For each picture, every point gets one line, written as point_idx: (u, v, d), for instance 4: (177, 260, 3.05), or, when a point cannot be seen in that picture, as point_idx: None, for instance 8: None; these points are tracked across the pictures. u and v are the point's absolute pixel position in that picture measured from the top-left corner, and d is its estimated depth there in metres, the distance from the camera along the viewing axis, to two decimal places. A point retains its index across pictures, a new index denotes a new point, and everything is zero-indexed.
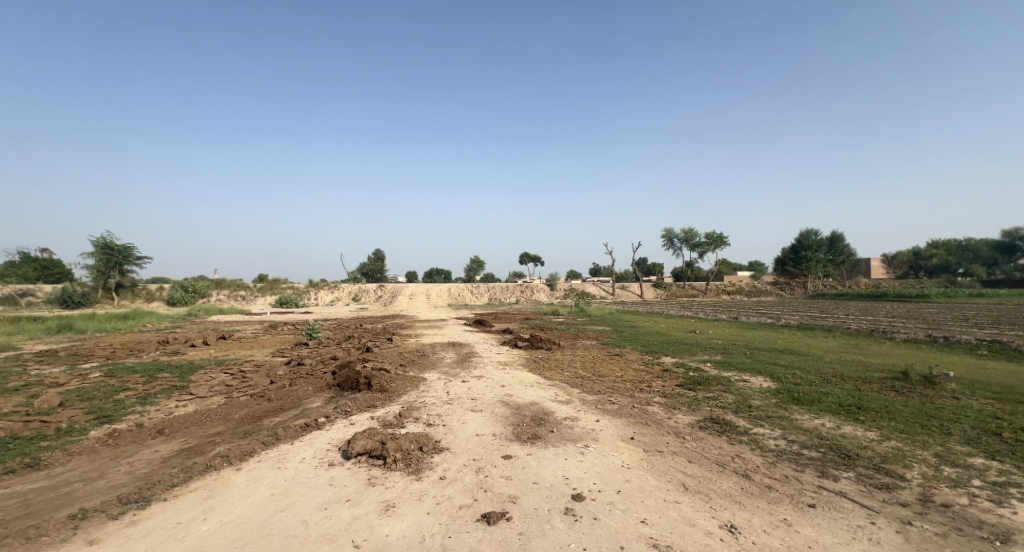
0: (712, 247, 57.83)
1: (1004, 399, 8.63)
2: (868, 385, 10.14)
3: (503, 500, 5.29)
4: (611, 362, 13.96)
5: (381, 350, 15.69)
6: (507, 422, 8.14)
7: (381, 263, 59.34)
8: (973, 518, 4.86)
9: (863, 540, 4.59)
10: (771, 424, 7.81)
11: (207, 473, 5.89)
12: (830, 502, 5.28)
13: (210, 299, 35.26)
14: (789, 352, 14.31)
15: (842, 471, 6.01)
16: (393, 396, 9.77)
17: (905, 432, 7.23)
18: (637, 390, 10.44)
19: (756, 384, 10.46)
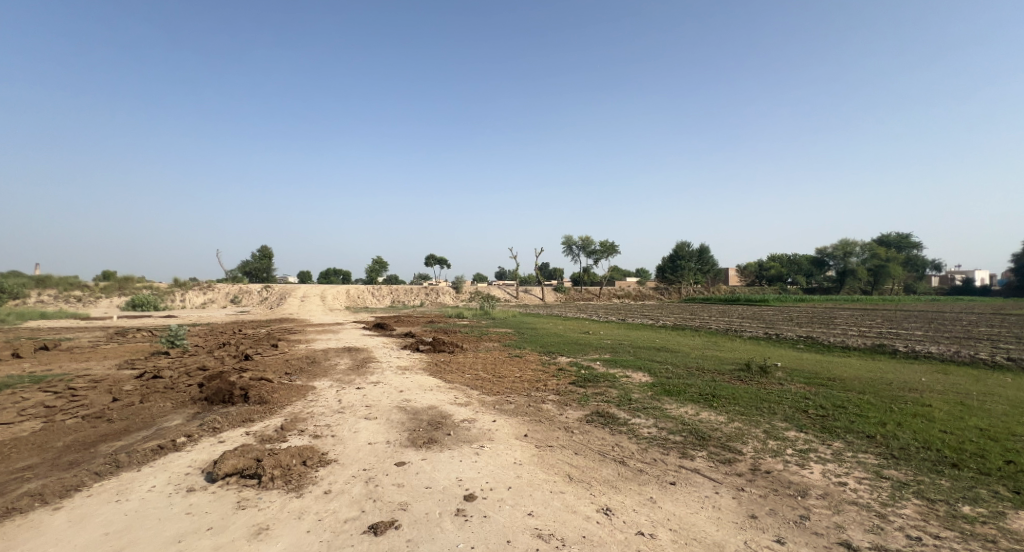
0: (606, 255, 62.45)
1: (812, 383, 10.77)
2: (721, 375, 11.89)
3: (393, 508, 5.27)
4: (510, 363, 14.44)
5: (263, 358, 14.36)
6: (403, 428, 8.04)
7: (266, 262, 54.14)
8: (785, 480, 6.02)
9: (708, 507, 5.43)
10: (645, 415, 8.78)
11: (7, 518, 4.94)
12: (687, 478, 6.14)
13: (28, 301, 29.04)
14: (664, 349, 16.12)
15: (698, 451, 7.01)
16: (274, 407, 9.06)
17: (744, 414, 8.66)
18: (533, 389, 10.96)
19: (636, 379, 11.63)
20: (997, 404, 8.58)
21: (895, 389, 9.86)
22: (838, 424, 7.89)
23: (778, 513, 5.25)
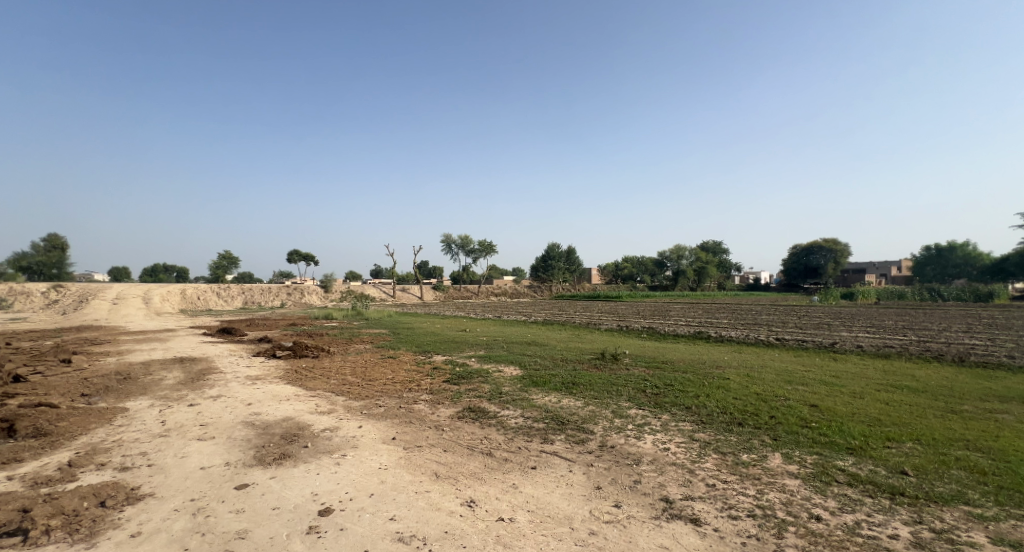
0: (483, 253, 63.28)
1: (650, 366, 12.51)
2: (580, 364, 13.02)
3: (228, 539, 4.57)
4: (382, 365, 13.74)
5: (50, 377, 11.33)
6: (248, 446, 7.06)
7: (58, 255, 42.93)
8: (625, 451, 6.82)
9: (563, 485, 5.84)
10: (513, 406, 9.13)
11: None
12: (546, 461, 6.54)
13: None
14: (534, 343, 17.03)
15: (557, 435, 7.54)
16: (61, 440, 7.17)
17: (597, 397, 9.61)
18: (404, 390, 10.58)
19: (507, 373, 12.04)
20: (770, 373, 11.00)
21: (708, 367, 11.99)
22: (667, 399, 9.24)
23: (619, 481, 5.90)
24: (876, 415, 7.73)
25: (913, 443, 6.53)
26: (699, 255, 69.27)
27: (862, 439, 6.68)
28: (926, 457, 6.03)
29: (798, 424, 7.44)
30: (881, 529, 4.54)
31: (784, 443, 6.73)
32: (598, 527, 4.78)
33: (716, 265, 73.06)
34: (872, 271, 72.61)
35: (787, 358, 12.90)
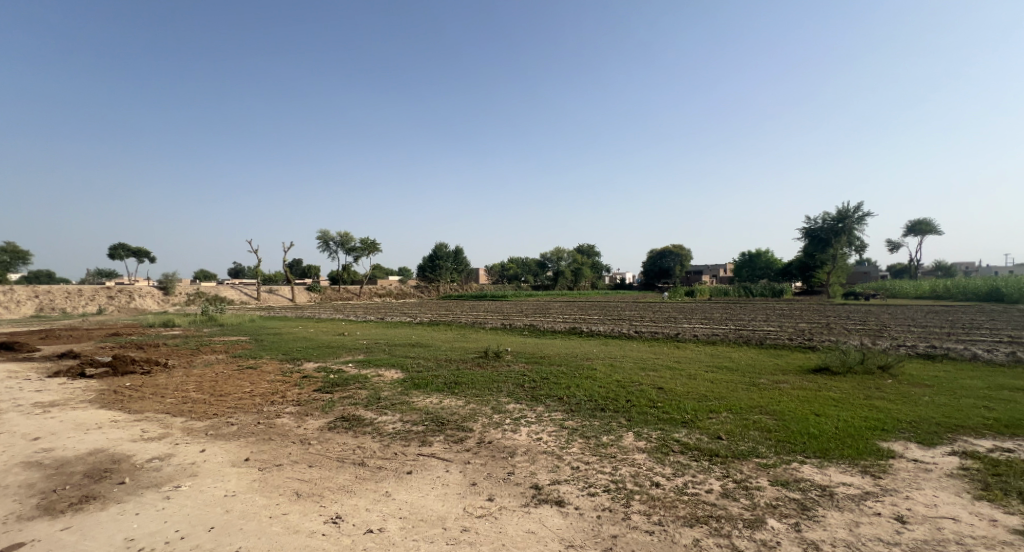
0: (366, 252, 59.07)
1: (530, 360, 12.74)
2: (464, 363, 12.63)
3: None
4: (237, 377, 11.89)
5: None
6: (32, 492, 5.46)
7: None
8: (501, 445, 6.59)
9: (439, 486, 5.40)
10: (392, 410, 8.32)
11: None
12: (422, 464, 6.01)
13: None
14: (419, 345, 16.31)
15: (437, 437, 7.00)
16: None
17: (478, 395, 9.25)
18: (265, 404, 9.18)
19: (388, 377, 11.18)
20: (628, 361, 12.32)
21: (579, 359, 12.81)
22: (540, 391, 9.46)
23: (493, 474, 5.69)
24: (704, 391, 8.93)
25: (726, 412, 7.61)
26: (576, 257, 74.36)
27: (692, 412, 7.58)
28: (735, 423, 7.03)
29: (648, 404, 8.17)
30: (701, 485, 5.11)
31: (636, 423, 7.24)
32: (470, 524, 4.53)
33: (589, 266, 79.44)
34: (707, 272, 86.44)
35: (643, 348, 14.50)
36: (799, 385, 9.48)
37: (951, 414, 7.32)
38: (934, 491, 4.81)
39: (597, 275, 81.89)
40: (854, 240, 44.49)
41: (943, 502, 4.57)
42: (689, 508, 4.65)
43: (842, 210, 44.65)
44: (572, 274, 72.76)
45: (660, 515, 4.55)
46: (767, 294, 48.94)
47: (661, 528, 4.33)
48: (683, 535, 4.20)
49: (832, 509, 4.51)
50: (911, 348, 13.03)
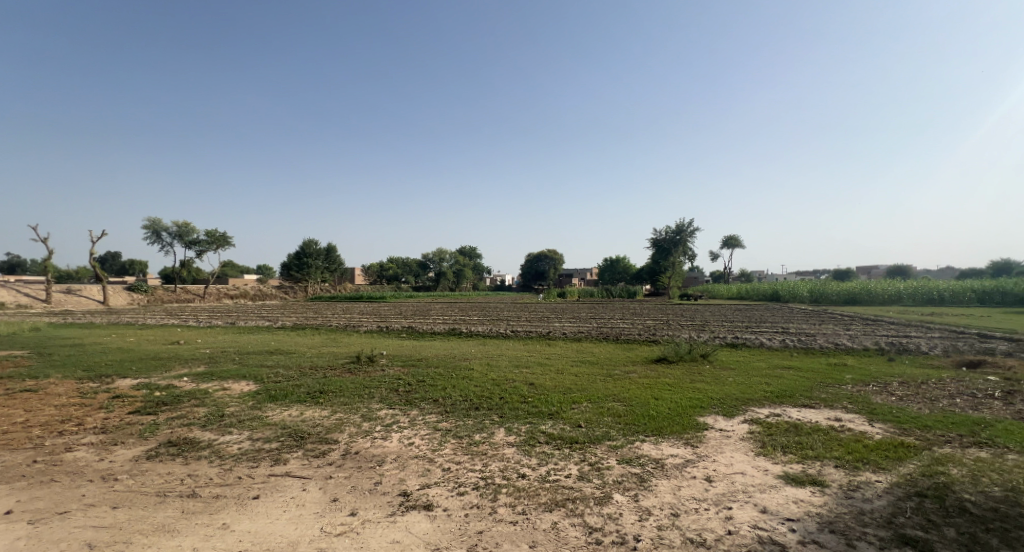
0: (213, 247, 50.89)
1: (405, 364, 12.10)
2: (332, 370, 11.55)
3: None
4: (6, 404, 9.25)
5: None
6: None
7: None
8: (369, 454, 6.05)
9: (294, 508, 4.76)
10: (237, 429, 7.26)
11: None
12: (274, 485, 5.27)
13: None
14: (277, 352, 14.64)
15: (293, 453, 6.20)
16: None
17: (346, 403, 8.44)
18: (49, 436, 7.31)
19: (238, 390, 9.87)
20: (504, 361, 12.25)
21: (458, 358, 12.67)
22: (417, 395, 8.73)
23: (359, 487, 5.18)
24: (570, 385, 9.37)
25: (586, 402, 8.15)
26: (458, 258, 74.42)
27: (558, 405, 7.86)
28: (593, 411, 7.59)
29: (519, 400, 8.17)
30: (561, 471, 5.36)
31: (506, 418, 7.23)
32: (328, 544, 4.08)
33: (471, 267, 80.06)
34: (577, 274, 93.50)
35: (518, 346, 15.20)
36: (646, 374, 10.88)
37: (747, 390, 9.16)
38: (731, 452, 5.94)
39: (479, 276, 82.97)
40: (689, 250, 52.38)
41: (737, 461, 5.63)
42: (550, 493, 4.84)
43: (681, 223, 52.23)
44: (453, 275, 72.49)
45: (524, 505, 4.64)
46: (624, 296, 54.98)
47: (523, 517, 4.42)
48: (542, 520, 4.35)
49: (663, 477, 5.18)
50: (722, 339, 15.94)
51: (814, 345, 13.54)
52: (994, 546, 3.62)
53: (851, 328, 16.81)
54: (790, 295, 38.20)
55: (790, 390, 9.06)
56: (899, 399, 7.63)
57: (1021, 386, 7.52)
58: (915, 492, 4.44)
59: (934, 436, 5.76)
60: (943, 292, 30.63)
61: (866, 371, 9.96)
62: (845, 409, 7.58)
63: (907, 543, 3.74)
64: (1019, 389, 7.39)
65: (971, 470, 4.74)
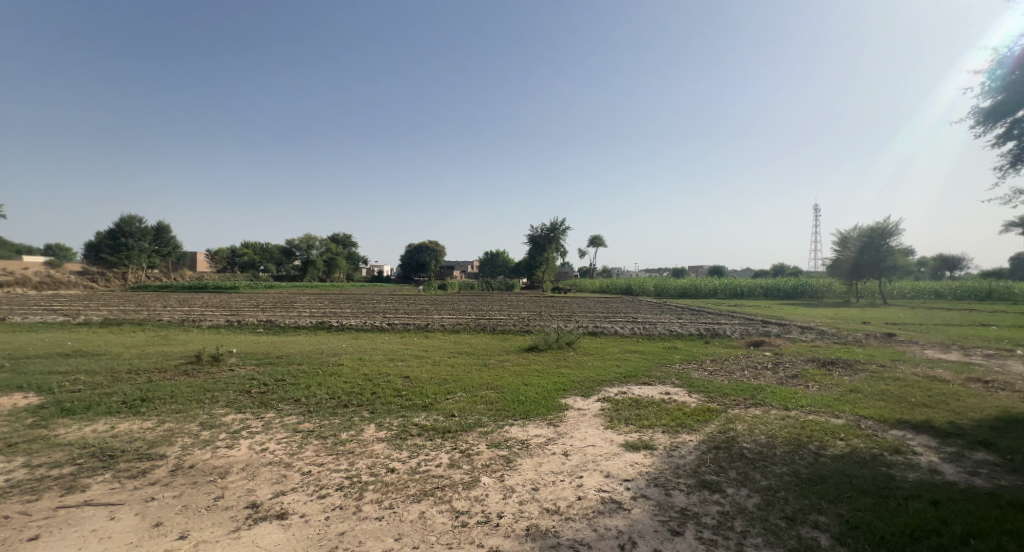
0: None
1: (261, 362, 11.01)
2: (160, 374, 9.92)
3: None
4: None
5: None
6: None
7: None
8: (208, 467, 5.21)
9: (94, 543, 3.82)
10: (9, 455, 5.73)
11: None
12: (64, 520, 4.16)
13: None
14: (77, 355, 11.99)
15: (96, 476, 5.05)
16: None
17: (179, 411, 7.39)
18: None
19: (10, 407, 7.83)
20: (377, 354, 11.93)
21: (325, 355, 11.90)
22: (273, 396, 8.10)
23: (191, 505, 4.37)
24: (446, 376, 9.48)
25: (461, 391, 8.28)
26: (328, 246, 68.88)
27: (433, 396, 7.82)
28: (467, 400, 7.68)
29: (393, 394, 8.00)
30: (433, 461, 5.00)
31: (377, 414, 6.89)
32: None
33: (345, 255, 75.18)
34: (456, 266, 93.93)
35: (393, 340, 14.77)
36: (517, 362, 11.68)
37: (601, 373, 10.38)
38: (586, 428, 6.51)
39: (353, 265, 78.39)
40: (561, 247, 56.24)
41: (591, 436, 6.04)
42: (419, 484, 4.46)
43: (555, 221, 55.79)
44: (322, 264, 67.33)
45: (391, 499, 4.22)
46: (501, 289, 56.84)
47: (390, 511, 4.00)
48: (410, 511, 3.97)
49: (527, 457, 5.10)
50: (584, 328, 17.66)
51: (655, 331, 15.80)
52: (757, 478, 4.27)
53: (682, 317, 20.10)
54: (639, 288, 43.56)
55: (634, 371, 10.49)
56: (709, 373, 9.43)
57: (783, 358, 9.93)
58: (713, 445, 5.27)
59: (734, 402, 7.16)
60: (744, 287, 38.13)
61: (690, 352, 12.11)
62: (673, 384, 9.12)
63: (705, 486, 4.16)
64: (784, 359, 9.75)
65: (749, 424, 6.03)
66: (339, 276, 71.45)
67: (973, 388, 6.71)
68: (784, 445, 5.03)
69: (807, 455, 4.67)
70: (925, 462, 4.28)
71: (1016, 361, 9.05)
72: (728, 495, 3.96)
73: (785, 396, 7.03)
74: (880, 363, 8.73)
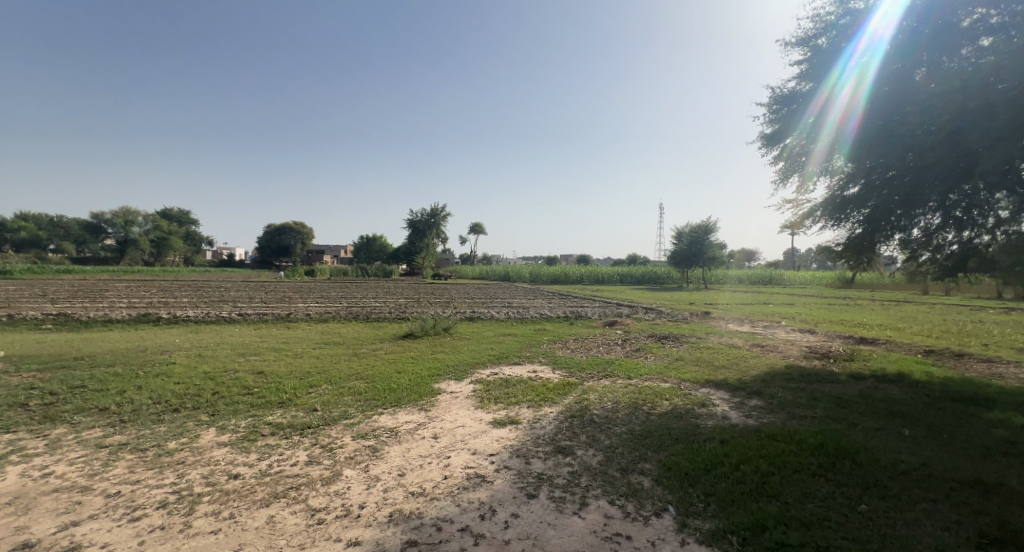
0: None
1: (48, 368, 8.86)
2: None
3: None
4: None
5: None
6: None
7: None
8: None
9: None
10: None
11: None
12: None
13: None
14: None
15: None
16: None
17: None
18: None
19: None
20: (224, 350, 10.55)
21: (149, 353, 10.11)
22: (65, 408, 6.59)
23: None
24: (308, 369, 8.85)
25: (326, 384, 7.82)
26: (156, 223, 57.98)
27: (291, 391, 7.24)
28: (332, 392, 7.30)
29: (241, 392, 7.19)
30: (287, 461, 4.67)
31: (218, 416, 6.12)
32: None
33: (182, 235, 64.20)
34: (325, 250, 86.88)
35: (244, 333, 13.15)
36: (391, 350, 11.40)
37: (475, 356, 10.71)
38: (457, 410, 6.73)
39: (194, 248, 67.50)
40: (440, 233, 55.52)
41: (461, 417, 6.26)
42: (269, 487, 4.13)
43: (435, 207, 54.98)
44: (148, 244, 56.51)
45: (232, 508, 3.83)
46: (378, 275, 54.35)
47: (229, 522, 3.65)
48: (257, 518, 3.67)
49: (395, 444, 5.08)
50: (461, 314, 17.93)
51: (527, 315, 16.74)
52: (601, 439, 4.87)
53: (552, 301, 21.62)
54: (516, 274, 45.48)
55: (506, 353, 11.04)
56: (571, 351, 10.38)
57: (630, 335, 11.37)
58: (569, 415, 5.86)
59: (589, 375, 8.02)
60: (605, 274, 42.35)
61: (556, 333, 13.12)
62: (539, 362, 9.86)
63: (559, 450, 4.63)
64: (631, 336, 11.14)
65: (599, 394, 6.82)
66: (175, 259, 60.95)
67: (761, 353, 8.50)
68: (625, 408, 5.84)
69: (642, 415, 5.49)
70: (721, 411, 5.34)
71: (785, 329, 11.79)
72: (577, 456, 4.47)
73: (629, 367, 8.09)
74: (700, 336, 10.54)
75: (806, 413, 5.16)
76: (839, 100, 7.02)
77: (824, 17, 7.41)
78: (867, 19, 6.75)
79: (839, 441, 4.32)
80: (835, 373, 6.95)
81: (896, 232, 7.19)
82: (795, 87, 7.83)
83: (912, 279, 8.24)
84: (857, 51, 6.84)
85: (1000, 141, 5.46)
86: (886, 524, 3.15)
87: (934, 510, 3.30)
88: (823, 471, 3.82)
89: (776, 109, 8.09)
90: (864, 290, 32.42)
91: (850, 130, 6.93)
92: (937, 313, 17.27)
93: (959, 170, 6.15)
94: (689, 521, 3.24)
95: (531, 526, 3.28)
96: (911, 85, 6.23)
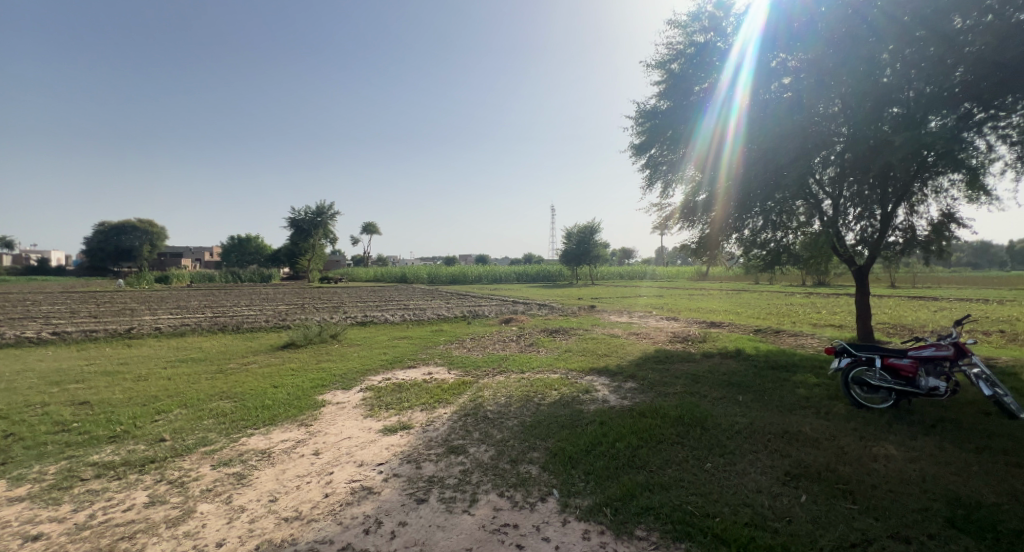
0: None
1: None
2: None
3: None
4: None
5: None
6: None
7: None
8: None
9: None
10: None
11: None
12: None
13: None
14: None
15: None
16: None
17: None
18: None
19: None
20: (30, 380, 8.52)
21: None
22: None
23: None
24: (153, 393, 7.59)
25: (179, 408, 6.77)
26: None
27: (129, 422, 6.12)
28: (187, 417, 6.34)
29: (52, 431, 5.87)
30: (118, 506, 3.92)
31: (14, 465, 4.90)
32: None
33: None
34: (186, 254, 75.62)
35: (63, 357, 10.78)
36: (266, 363, 10.29)
37: (364, 363, 10.14)
38: (345, 420, 6.30)
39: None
40: (328, 234, 51.66)
41: (348, 428, 5.86)
42: (90, 542, 3.42)
43: (322, 205, 50.87)
44: None
45: None
46: (255, 280, 48.71)
47: None
48: None
49: (266, 467, 4.56)
50: (352, 318, 16.89)
51: (423, 316, 16.34)
52: (494, 434, 4.91)
53: (449, 302, 21.42)
54: (413, 275, 44.19)
55: (399, 356, 10.64)
56: (467, 350, 10.35)
57: (524, 331, 11.71)
58: (464, 413, 5.82)
59: (485, 373, 8.06)
60: (503, 273, 43.20)
61: (451, 333, 12.99)
62: (435, 363, 9.69)
63: (451, 451, 4.56)
64: (523, 332, 11.47)
65: (493, 390, 6.90)
66: None
67: (635, 340, 9.29)
68: (517, 401, 5.97)
69: (533, 407, 5.65)
70: (603, 396, 5.71)
71: (658, 318, 13.07)
72: (470, 454, 4.44)
73: (523, 361, 8.32)
74: (586, 328, 11.20)
75: (669, 391, 5.75)
76: (692, 120, 8.05)
77: (675, 45, 8.34)
78: (710, 52, 7.74)
79: (693, 411, 4.90)
80: (696, 354, 7.87)
81: (733, 231, 8.54)
82: (655, 105, 8.72)
83: (747, 271, 9.72)
84: (708, 79, 7.82)
85: (802, 156, 6.78)
86: (724, 476, 3.63)
87: (758, 459, 3.90)
88: (680, 438, 4.29)
89: (641, 123, 8.95)
90: (723, 280, 37.38)
91: (702, 147, 8.05)
92: (772, 298, 20.68)
93: (773, 181, 7.33)
94: (571, 501, 3.39)
95: (419, 532, 3.17)
96: (744, 110, 7.36)
